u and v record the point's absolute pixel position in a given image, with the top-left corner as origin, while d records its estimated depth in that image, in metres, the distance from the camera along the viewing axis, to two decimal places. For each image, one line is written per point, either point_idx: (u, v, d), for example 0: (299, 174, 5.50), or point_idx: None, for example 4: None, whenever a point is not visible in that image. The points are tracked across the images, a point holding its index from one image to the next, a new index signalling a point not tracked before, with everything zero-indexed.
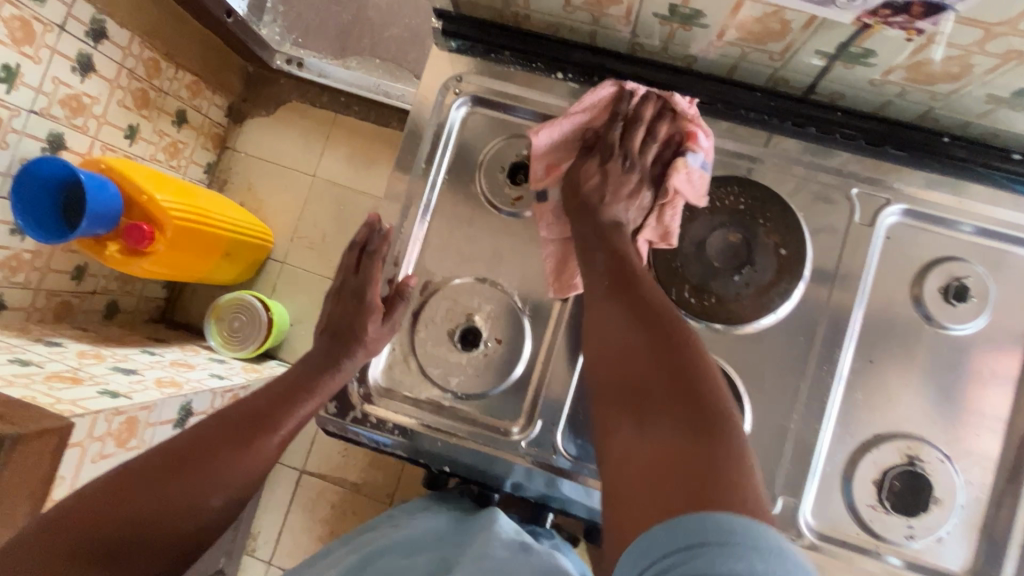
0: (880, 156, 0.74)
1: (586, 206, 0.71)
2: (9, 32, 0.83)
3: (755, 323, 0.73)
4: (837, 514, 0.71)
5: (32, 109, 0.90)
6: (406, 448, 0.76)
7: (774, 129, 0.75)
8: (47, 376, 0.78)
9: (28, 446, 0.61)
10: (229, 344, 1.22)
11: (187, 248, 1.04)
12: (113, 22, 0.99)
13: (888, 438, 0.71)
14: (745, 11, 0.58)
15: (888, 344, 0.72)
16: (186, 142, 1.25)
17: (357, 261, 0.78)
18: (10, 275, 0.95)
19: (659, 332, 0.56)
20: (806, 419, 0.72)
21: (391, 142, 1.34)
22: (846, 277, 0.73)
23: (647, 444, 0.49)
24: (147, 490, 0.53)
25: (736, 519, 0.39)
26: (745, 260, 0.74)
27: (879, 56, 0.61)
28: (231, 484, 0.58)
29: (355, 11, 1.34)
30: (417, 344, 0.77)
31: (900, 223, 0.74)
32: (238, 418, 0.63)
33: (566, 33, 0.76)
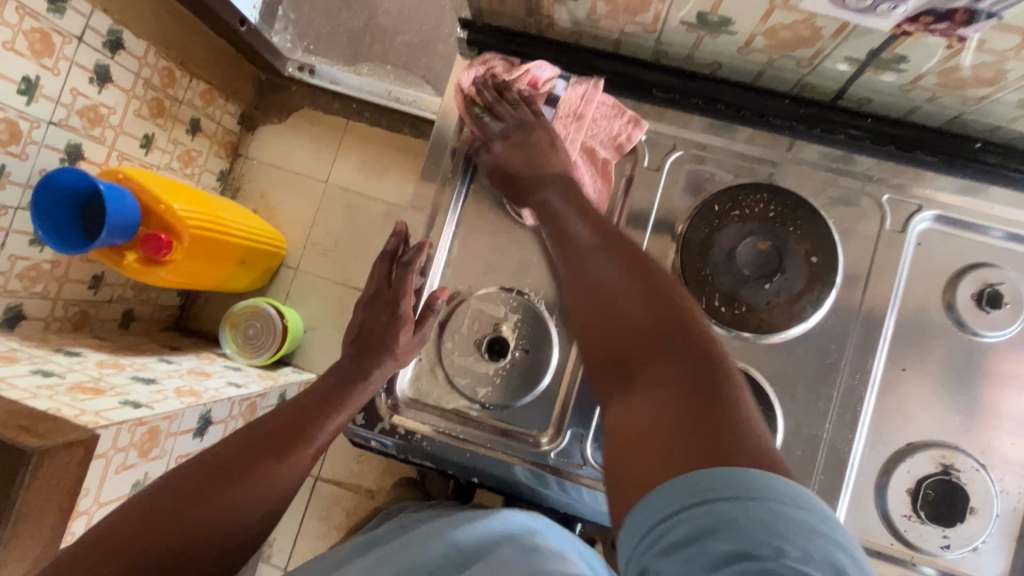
0: (909, 160, 0.73)
1: (527, 185, 0.69)
2: (28, 44, 0.84)
3: (784, 332, 0.72)
4: (871, 524, 0.70)
5: (51, 120, 0.91)
6: (434, 459, 0.76)
7: (799, 136, 0.75)
8: (70, 387, 0.78)
9: (56, 458, 0.61)
10: (244, 351, 1.22)
11: (203, 256, 1.04)
12: (130, 32, 1.00)
13: (923, 447, 0.70)
14: (776, 18, 0.59)
15: (921, 351, 0.72)
16: (200, 151, 1.26)
17: (389, 273, 0.76)
18: (29, 285, 0.95)
19: (646, 290, 0.51)
20: (838, 428, 0.71)
21: (405, 147, 1.34)
22: (874, 283, 0.72)
23: (645, 402, 0.44)
24: (191, 507, 0.54)
25: (742, 469, 0.36)
26: (776, 268, 0.73)
27: (910, 62, 0.61)
28: (267, 498, 0.60)
29: (366, 18, 1.37)
30: (445, 355, 0.77)
31: (931, 229, 0.73)
32: (273, 430, 0.64)
33: (589, 41, 0.76)
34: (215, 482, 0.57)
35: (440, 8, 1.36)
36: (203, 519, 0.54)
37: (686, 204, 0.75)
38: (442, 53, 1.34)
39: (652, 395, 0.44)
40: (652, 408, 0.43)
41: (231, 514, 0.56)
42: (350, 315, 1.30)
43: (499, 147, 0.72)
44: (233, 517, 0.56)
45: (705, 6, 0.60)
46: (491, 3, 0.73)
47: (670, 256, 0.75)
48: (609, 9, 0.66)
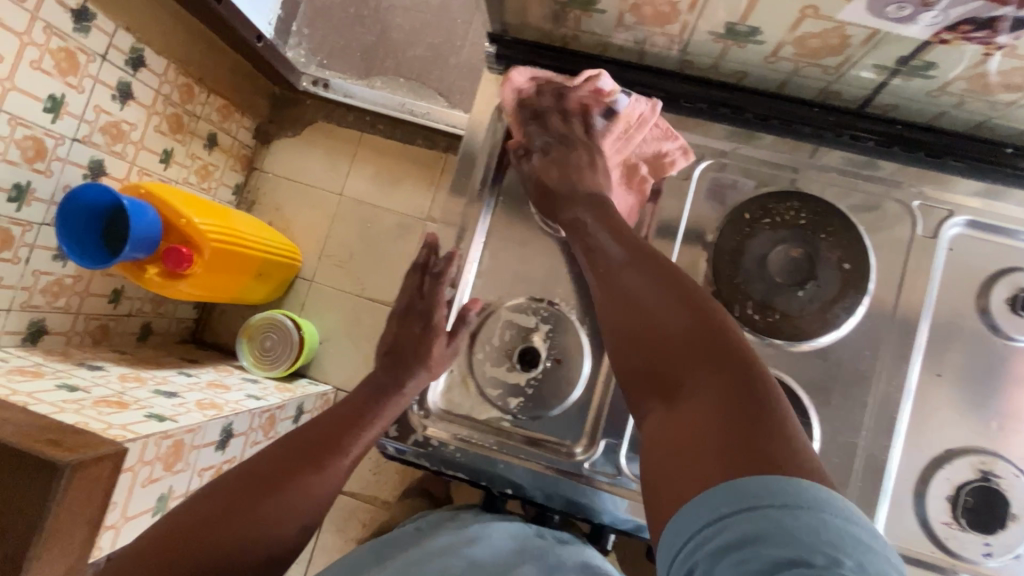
0: (938, 167, 0.74)
1: (561, 199, 0.73)
2: (54, 63, 0.85)
3: (813, 341, 0.71)
4: (910, 532, 0.70)
5: (75, 137, 0.92)
6: (468, 471, 0.76)
7: (829, 143, 0.75)
8: (95, 402, 0.78)
9: (87, 472, 0.61)
10: (261, 363, 1.22)
11: (222, 269, 1.05)
12: (151, 50, 1.02)
13: (962, 454, 0.70)
14: (804, 27, 0.60)
15: (956, 357, 0.71)
16: (217, 165, 1.27)
17: (421, 283, 0.79)
18: (52, 300, 0.96)
19: (682, 301, 0.53)
20: (873, 435, 0.71)
21: (420, 159, 1.34)
22: (907, 289, 0.72)
23: (686, 411, 0.47)
24: (226, 522, 0.57)
25: (782, 480, 0.38)
26: (808, 275, 0.72)
27: (939, 68, 0.62)
28: (304, 510, 0.62)
29: (378, 32, 1.39)
30: (477, 365, 0.76)
31: (963, 234, 0.73)
32: (310, 441, 0.66)
33: (614, 52, 0.76)
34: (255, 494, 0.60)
35: (452, 21, 1.38)
36: (243, 528, 0.58)
37: (710, 211, 0.75)
38: (455, 65, 1.35)
39: (692, 403, 0.47)
40: (694, 415, 0.45)
41: (264, 528, 0.59)
42: (371, 326, 1.32)
43: (538, 161, 0.76)
44: (267, 530, 0.59)
45: (734, 17, 0.61)
46: (512, 15, 0.74)
47: (701, 263, 0.74)
48: (638, 19, 0.66)
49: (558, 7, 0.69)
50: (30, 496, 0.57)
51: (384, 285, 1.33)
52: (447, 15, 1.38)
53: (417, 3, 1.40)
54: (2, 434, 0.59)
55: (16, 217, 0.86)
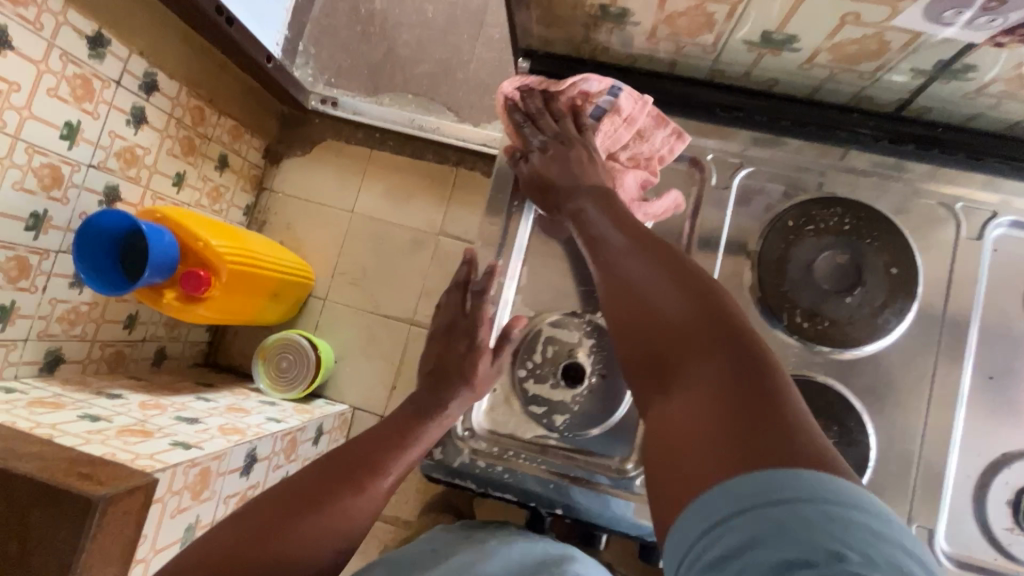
0: (976, 166, 0.74)
1: (562, 195, 0.69)
2: (70, 89, 0.85)
3: (858, 348, 0.70)
4: (970, 537, 0.69)
5: (90, 163, 0.91)
6: (515, 493, 0.75)
7: (868, 147, 0.75)
8: (119, 431, 0.77)
9: (119, 506, 0.60)
10: (277, 386, 1.21)
11: (240, 291, 1.04)
12: (164, 74, 1.01)
13: (1019, 457, 0.69)
14: (845, 33, 0.60)
15: (1007, 358, 0.71)
16: (228, 186, 1.27)
17: (464, 299, 0.77)
18: (68, 328, 0.95)
19: (681, 287, 0.48)
20: (927, 439, 0.70)
21: (430, 174, 1.34)
22: (955, 293, 0.72)
23: (687, 401, 0.41)
24: (268, 539, 0.54)
25: (798, 474, 0.33)
26: (856, 281, 0.71)
27: (980, 69, 0.62)
28: (344, 530, 0.60)
29: (385, 50, 1.40)
30: (520, 384, 0.76)
31: (1008, 235, 0.73)
32: (351, 461, 0.65)
33: (644, 62, 0.76)
34: (298, 510, 0.58)
35: (458, 36, 1.39)
36: (285, 546, 0.55)
37: (744, 216, 0.75)
38: (463, 80, 1.36)
39: (689, 394, 0.41)
40: (692, 406, 0.40)
41: (304, 548, 0.56)
42: (392, 345, 1.30)
43: (537, 159, 0.72)
44: (305, 552, 0.56)
45: (772, 25, 0.61)
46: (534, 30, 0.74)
47: (745, 271, 0.74)
48: (672, 31, 0.66)
49: (589, 21, 0.68)
50: (64, 531, 0.56)
51: (400, 302, 1.32)
52: (453, 30, 1.39)
53: (423, 20, 1.41)
54: (33, 470, 0.58)
55: (34, 245, 0.85)
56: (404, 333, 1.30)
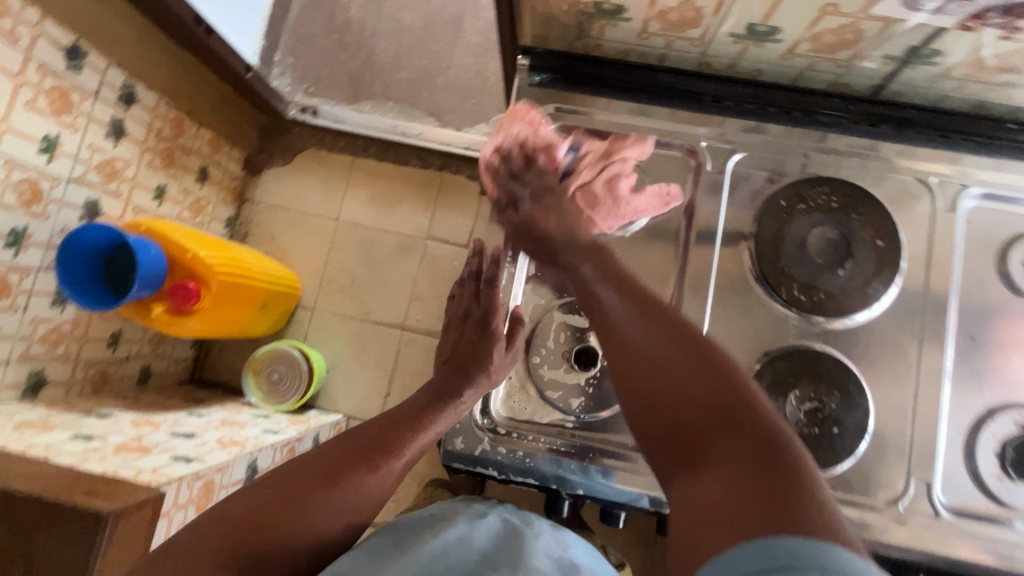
0: (949, 144, 0.75)
1: (556, 249, 0.70)
2: (48, 102, 0.83)
3: (846, 318, 0.71)
4: (965, 488, 0.68)
5: (69, 177, 0.89)
6: (538, 479, 0.72)
7: (857, 132, 0.76)
8: (116, 448, 0.75)
9: (128, 520, 0.58)
10: (269, 399, 1.19)
11: (230, 302, 1.03)
12: (142, 86, 1.00)
13: (1003, 409, 0.69)
14: (825, 23, 0.61)
15: (989, 320, 0.71)
16: (209, 199, 1.25)
17: (477, 290, 0.79)
18: (51, 348, 0.92)
19: (693, 362, 0.52)
20: (922, 400, 0.70)
21: (413, 179, 1.35)
22: (935, 265, 0.72)
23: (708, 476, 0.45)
24: (280, 510, 0.53)
25: (800, 544, 0.37)
26: (846, 254, 0.71)
27: (945, 55, 0.63)
28: (357, 507, 0.58)
29: (363, 58, 1.41)
30: (535, 371, 0.74)
31: (978, 206, 0.74)
32: (369, 438, 0.63)
33: (635, 57, 0.77)
34: (313, 483, 0.56)
35: (436, 43, 1.41)
36: (299, 518, 0.54)
37: (728, 207, 0.75)
38: (443, 86, 1.38)
39: (714, 476, 0.45)
40: (718, 487, 0.44)
41: (315, 520, 0.55)
42: (384, 350, 1.30)
43: (530, 211, 0.74)
44: (317, 524, 0.55)
45: (755, 18, 0.62)
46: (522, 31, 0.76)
47: (744, 258, 0.74)
48: (663, 26, 0.67)
49: (583, 19, 0.69)
50: (74, 547, 0.54)
51: (390, 306, 1.31)
52: (430, 37, 1.41)
53: (400, 28, 1.42)
54: (37, 487, 0.56)
55: (14, 263, 0.83)
56: (395, 340, 1.30)
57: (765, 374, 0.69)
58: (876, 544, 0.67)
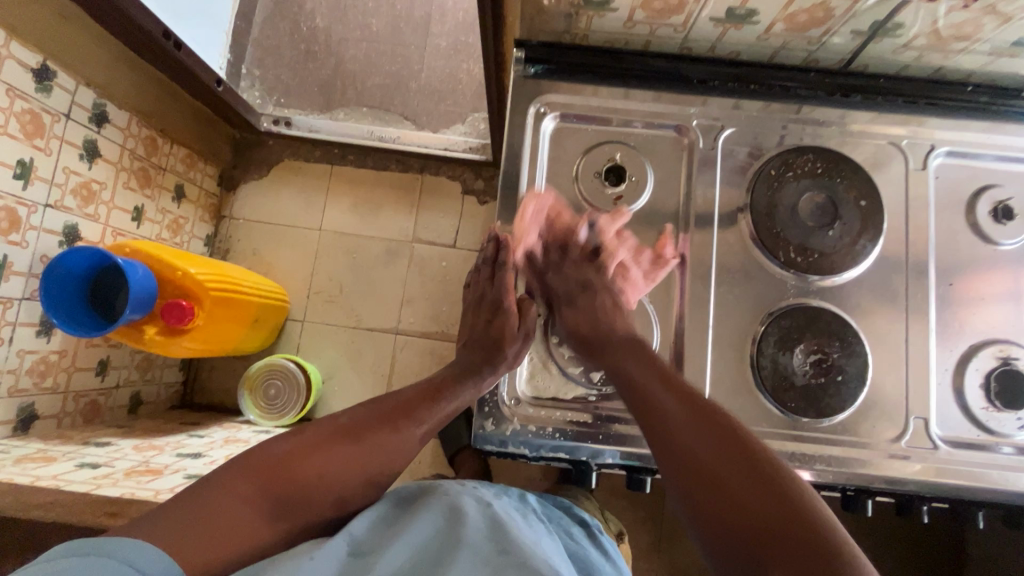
0: (911, 110, 0.81)
1: (597, 345, 0.68)
2: (20, 126, 0.80)
3: (838, 276, 0.75)
4: (955, 421, 0.74)
5: (47, 203, 0.86)
6: (569, 454, 0.72)
7: (828, 104, 0.81)
8: (127, 472, 0.73)
9: None
10: (268, 414, 1.18)
11: (222, 319, 1.01)
12: (113, 104, 0.97)
13: (983, 346, 0.75)
14: (797, 3, 0.65)
15: (961, 267, 0.77)
16: (187, 217, 1.22)
17: (492, 274, 0.78)
18: (39, 381, 0.88)
19: (748, 462, 0.51)
20: (912, 346, 0.75)
21: (394, 183, 1.35)
22: (909, 220, 0.78)
23: None
24: (304, 458, 0.55)
25: None
26: (833, 217, 0.76)
27: (905, 27, 0.68)
28: (374, 469, 0.58)
29: (333, 66, 1.40)
30: (556, 349, 0.76)
31: (945, 163, 0.80)
32: (394, 406, 0.63)
33: (620, 45, 0.80)
34: (335, 441, 0.57)
35: (406, 48, 1.41)
36: (317, 472, 0.54)
37: (719, 181, 0.79)
38: (416, 89, 1.39)
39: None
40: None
41: (335, 475, 0.55)
42: (381, 353, 1.29)
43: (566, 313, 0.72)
44: (339, 476, 0.56)
45: (733, 3, 0.66)
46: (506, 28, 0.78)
47: (740, 229, 0.77)
48: (647, 14, 0.70)
49: (572, 10, 0.71)
50: None
51: (383, 311, 1.31)
52: (399, 41, 1.42)
53: (368, 33, 1.42)
54: None
55: None
56: (391, 342, 1.30)
57: (771, 333, 0.73)
58: (879, 486, 0.72)
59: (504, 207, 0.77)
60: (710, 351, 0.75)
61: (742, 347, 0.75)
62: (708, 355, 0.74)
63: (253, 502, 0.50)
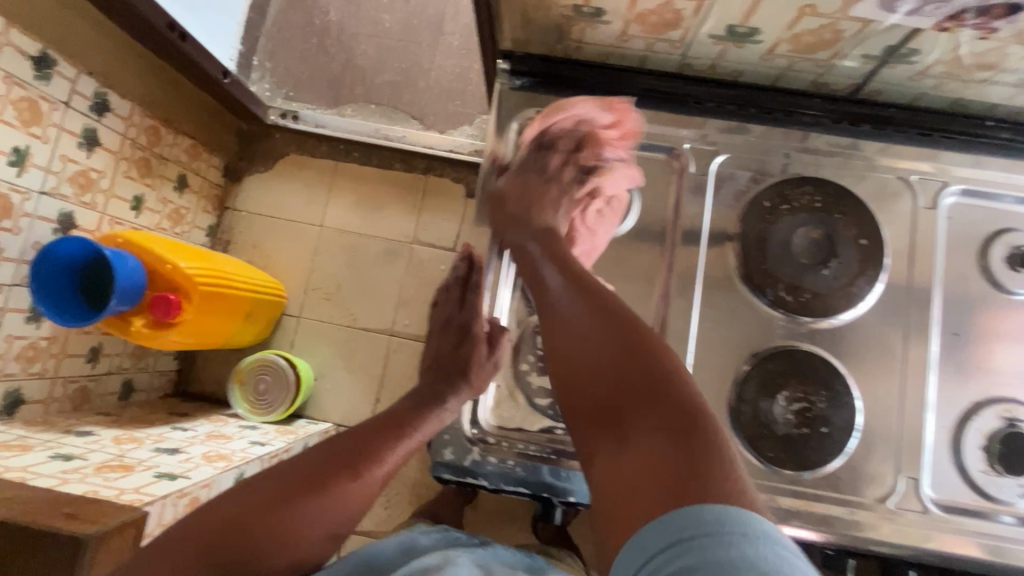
0: (925, 142, 0.76)
1: (516, 216, 0.68)
2: (17, 114, 0.80)
3: (834, 318, 0.71)
4: (950, 481, 0.69)
5: (42, 190, 0.87)
6: (530, 488, 0.71)
7: (833, 131, 0.76)
8: (98, 468, 0.73)
9: (110, 542, 0.57)
10: (257, 409, 1.17)
11: (211, 314, 1.01)
12: (115, 94, 0.97)
13: (986, 404, 0.70)
14: (803, 24, 0.61)
15: (969, 315, 0.72)
16: (189, 207, 1.22)
17: (462, 297, 0.76)
18: (27, 366, 0.89)
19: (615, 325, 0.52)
20: (907, 395, 0.70)
21: (397, 183, 1.33)
22: (917, 259, 0.73)
23: (631, 456, 0.46)
24: (259, 521, 0.53)
25: (720, 515, 0.38)
26: (829, 254, 0.72)
27: (921, 53, 0.63)
28: (333, 517, 0.57)
29: (344, 61, 1.39)
30: (523, 377, 0.74)
31: (958, 203, 0.75)
32: (351, 446, 0.61)
33: (614, 59, 0.76)
34: (291, 494, 0.56)
35: (417, 46, 1.39)
36: (273, 532, 0.53)
37: (713, 208, 0.75)
38: (425, 88, 1.37)
39: (632, 439, 0.46)
40: (634, 453, 0.45)
41: (293, 534, 0.54)
42: (369, 357, 1.28)
43: (506, 183, 0.72)
44: (298, 534, 0.55)
45: (734, 20, 0.62)
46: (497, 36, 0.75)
47: (730, 259, 0.74)
48: (642, 28, 0.66)
49: (563, 20, 0.68)
50: (55, 570, 0.53)
51: (375, 314, 1.30)
52: (412, 39, 1.40)
53: (380, 29, 1.40)
54: (11, 515, 0.55)
55: None
56: (384, 345, 1.28)
57: (753, 375, 0.70)
58: (864, 543, 0.67)
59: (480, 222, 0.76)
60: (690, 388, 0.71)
61: (721, 387, 0.71)
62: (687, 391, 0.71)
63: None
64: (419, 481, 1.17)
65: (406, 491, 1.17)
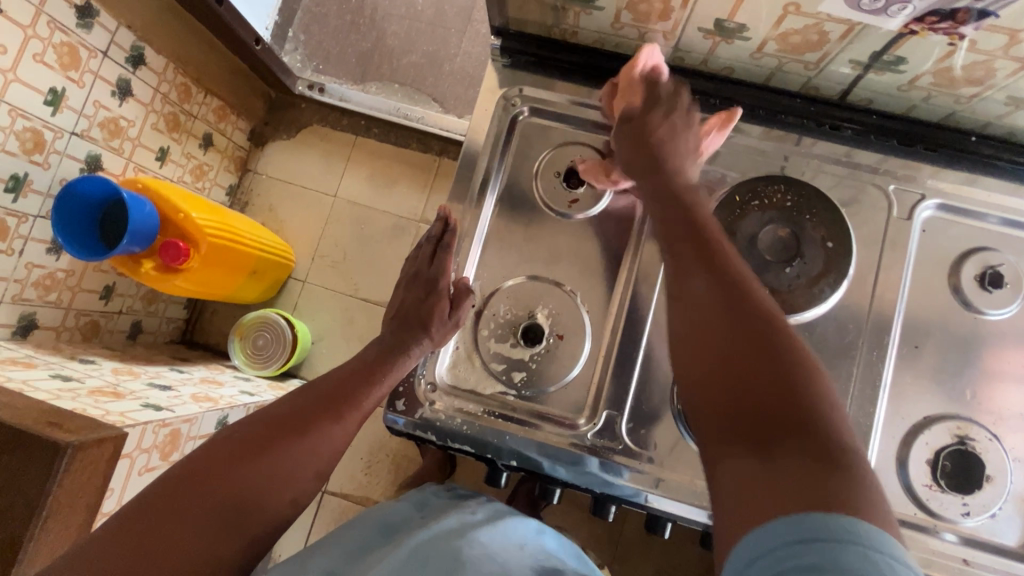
0: (913, 155, 0.75)
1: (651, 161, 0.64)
2: (57, 57, 0.86)
3: (802, 314, 0.71)
4: (893, 494, 0.68)
5: (74, 130, 0.93)
6: (475, 445, 0.72)
7: (813, 133, 0.76)
8: (91, 391, 0.78)
9: (87, 453, 0.61)
10: (253, 362, 1.23)
11: (217, 265, 1.06)
12: (151, 48, 1.03)
13: (938, 419, 0.69)
14: (788, 23, 0.62)
15: (937, 332, 0.71)
16: (212, 165, 1.28)
17: (432, 253, 0.78)
18: (44, 294, 0.96)
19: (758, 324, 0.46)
20: (861, 402, 0.70)
21: (408, 160, 1.37)
22: (890, 271, 0.72)
23: (764, 464, 0.39)
24: (247, 463, 0.54)
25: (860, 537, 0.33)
26: (795, 253, 0.72)
27: (909, 63, 0.64)
28: (322, 457, 0.60)
29: (374, 40, 1.43)
30: (482, 342, 0.76)
31: (934, 216, 0.74)
32: (328, 392, 0.64)
33: (609, 46, 0.79)
34: (279, 431, 0.58)
35: (446, 30, 1.42)
36: (272, 473, 0.55)
37: None
38: (449, 72, 1.39)
39: (776, 459, 0.38)
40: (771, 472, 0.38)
41: (287, 472, 0.57)
42: (361, 325, 1.32)
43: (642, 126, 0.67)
44: (289, 476, 0.57)
45: (721, 15, 0.64)
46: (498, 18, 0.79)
47: None
48: (635, 16, 0.69)
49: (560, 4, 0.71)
50: (33, 470, 0.58)
51: (376, 285, 1.33)
52: (442, 24, 1.42)
53: (413, 12, 1.43)
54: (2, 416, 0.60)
55: (13, 208, 0.86)
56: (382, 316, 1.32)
57: None
58: None
59: (461, 190, 0.78)
60: (640, 369, 0.73)
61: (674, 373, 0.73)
62: (636, 372, 0.73)
63: (218, 525, 0.50)
64: (399, 451, 1.20)
65: (386, 459, 1.20)
